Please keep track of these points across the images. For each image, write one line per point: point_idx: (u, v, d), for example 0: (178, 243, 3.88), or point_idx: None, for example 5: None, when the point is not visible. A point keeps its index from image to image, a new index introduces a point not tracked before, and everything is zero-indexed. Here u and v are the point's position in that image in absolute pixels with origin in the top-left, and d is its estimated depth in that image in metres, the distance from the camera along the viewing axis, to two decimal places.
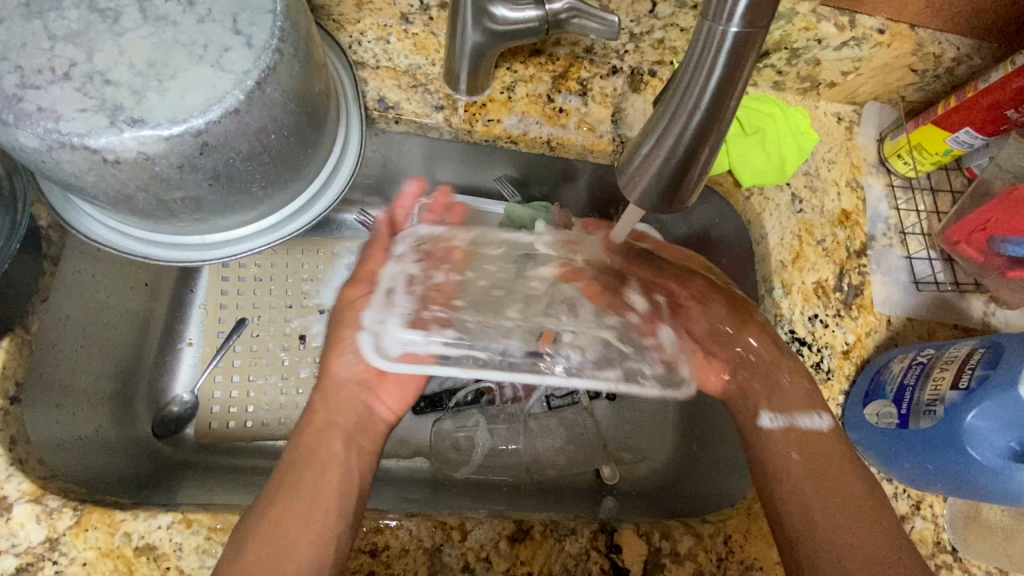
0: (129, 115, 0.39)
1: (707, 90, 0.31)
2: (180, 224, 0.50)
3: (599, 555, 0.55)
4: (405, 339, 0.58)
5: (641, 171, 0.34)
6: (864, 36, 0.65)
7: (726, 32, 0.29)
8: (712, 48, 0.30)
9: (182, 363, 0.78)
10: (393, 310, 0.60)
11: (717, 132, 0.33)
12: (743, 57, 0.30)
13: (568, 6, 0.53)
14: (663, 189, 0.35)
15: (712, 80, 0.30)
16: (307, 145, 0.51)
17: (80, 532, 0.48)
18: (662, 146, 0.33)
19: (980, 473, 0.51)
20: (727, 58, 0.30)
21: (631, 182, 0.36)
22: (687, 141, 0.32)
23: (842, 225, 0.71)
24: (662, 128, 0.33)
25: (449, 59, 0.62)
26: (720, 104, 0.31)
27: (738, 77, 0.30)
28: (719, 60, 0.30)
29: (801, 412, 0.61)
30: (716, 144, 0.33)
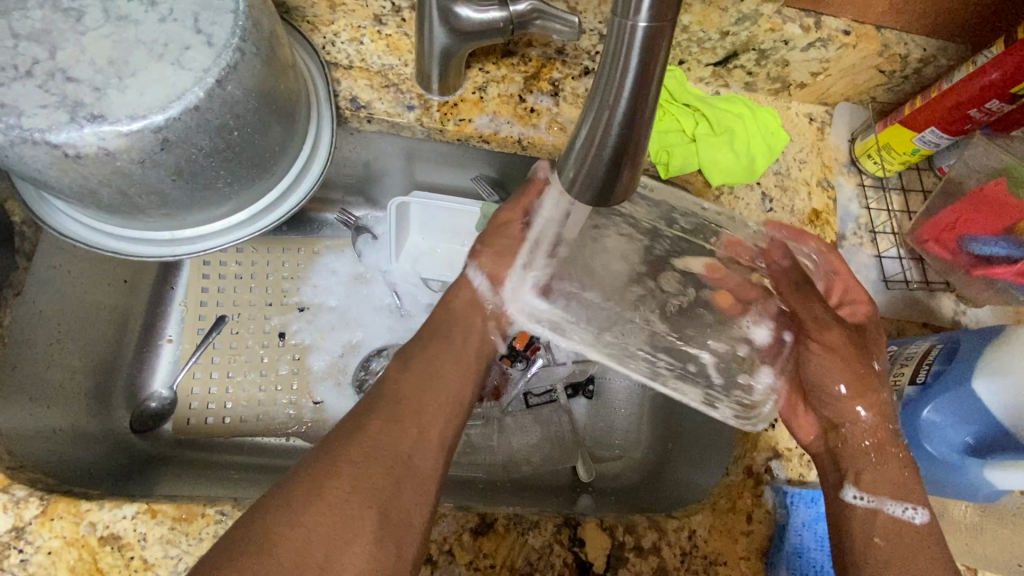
0: (89, 111, 0.40)
1: (626, 86, 0.31)
2: (149, 220, 0.51)
3: (562, 548, 0.56)
4: (534, 305, 0.60)
5: (578, 167, 0.36)
6: (830, 37, 0.66)
7: (635, 28, 0.30)
8: (626, 44, 0.30)
9: (161, 359, 0.79)
10: (532, 270, 0.61)
11: (643, 125, 0.33)
12: (656, 51, 0.30)
13: (531, 6, 0.54)
14: (600, 185, 0.36)
15: (628, 75, 0.31)
16: (274, 143, 0.52)
17: (46, 521, 0.49)
18: (594, 142, 0.34)
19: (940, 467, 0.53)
20: (641, 53, 0.30)
21: (571, 179, 0.37)
22: (615, 136, 0.33)
23: (813, 223, 0.71)
24: (591, 124, 0.34)
25: (420, 59, 0.63)
26: (641, 99, 0.32)
27: (655, 71, 0.31)
28: (633, 56, 0.30)
29: (898, 491, 0.51)
30: (645, 138, 0.34)
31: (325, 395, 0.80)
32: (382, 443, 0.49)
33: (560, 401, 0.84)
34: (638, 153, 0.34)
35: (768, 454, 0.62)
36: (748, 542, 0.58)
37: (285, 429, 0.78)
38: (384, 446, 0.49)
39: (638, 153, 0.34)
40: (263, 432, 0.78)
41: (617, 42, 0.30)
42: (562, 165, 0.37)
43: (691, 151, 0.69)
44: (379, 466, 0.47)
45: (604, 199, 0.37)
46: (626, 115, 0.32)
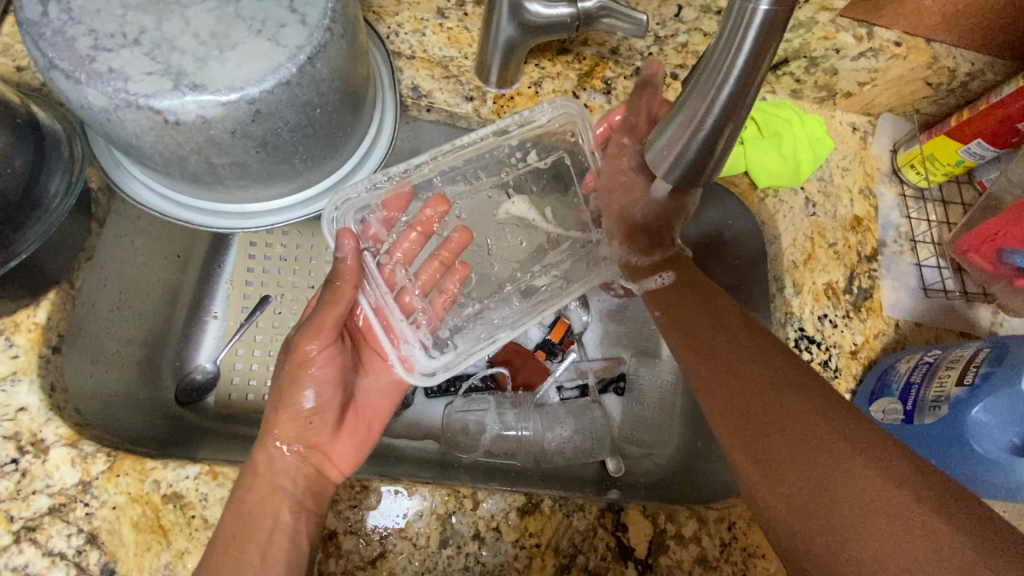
0: (192, 80, 0.42)
1: (732, 73, 0.35)
2: (225, 191, 0.53)
3: (605, 532, 0.57)
4: (436, 358, 0.62)
5: (671, 144, 0.42)
6: (880, 47, 0.68)
7: (754, 14, 0.33)
8: (743, 31, 0.33)
9: (206, 334, 0.80)
10: (411, 340, 0.62)
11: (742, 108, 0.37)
12: (769, 39, 0.33)
13: (599, 4, 0.56)
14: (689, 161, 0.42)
15: (740, 57, 0.34)
16: (347, 123, 0.54)
17: (112, 476, 0.50)
18: (692, 123, 0.39)
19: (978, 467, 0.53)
20: (753, 40, 0.33)
21: (661, 152, 0.43)
22: (714, 118, 0.38)
23: (854, 229, 0.73)
24: (692, 106, 0.38)
25: (482, 51, 0.65)
26: (744, 84, 0.36)
27: (762, 58, 0.34)
28: (747, 42, 0.33)
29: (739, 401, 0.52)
30: (739, 120, 0.38)
31: None
32: (265, 486, 0.52)
33: (593, 395, 0.85)
34: (730, 133, 0.39)
35: None
36: None
37: None
38: (261, 491, 0.52)
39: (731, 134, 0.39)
40: None
41: (733, 29, 0.33)
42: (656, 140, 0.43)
43: (737, 154, 0.71)
44: (255, 509, 0.51)
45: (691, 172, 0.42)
46: (729, 99, 0.36)
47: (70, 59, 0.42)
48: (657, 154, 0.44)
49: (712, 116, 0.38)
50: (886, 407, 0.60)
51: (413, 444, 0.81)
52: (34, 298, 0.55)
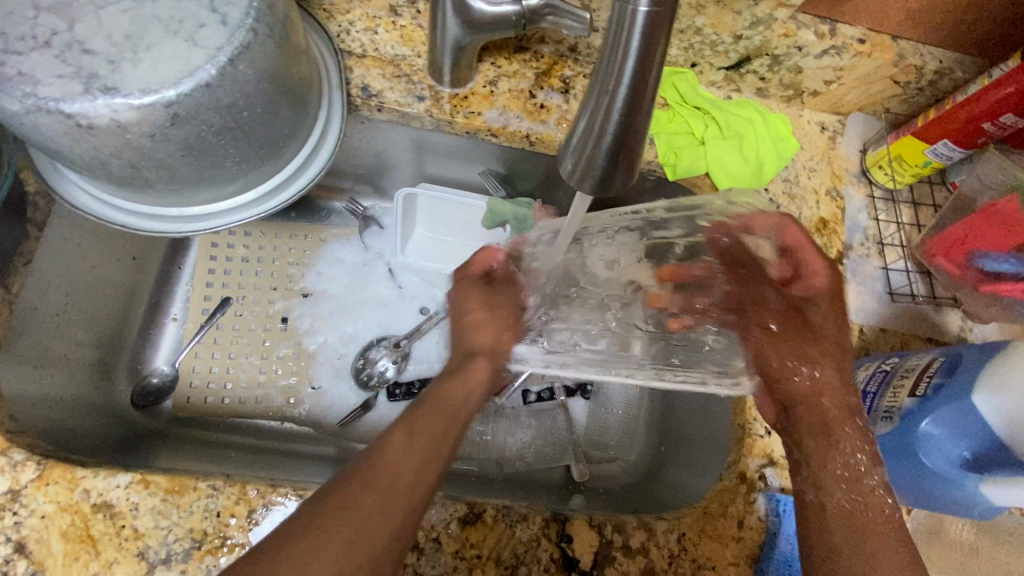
0: (103, 83, 0.41)
1: (626, 72, 0.32)
2: (159, 195, 0.51)
3: (549, 542, 0.56)
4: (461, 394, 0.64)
5: (576, 160, 0.36)
6: (844, 45, 0.66)
7: (635, 12, 0.31)
8: (629, 27, 0.31)
9: (165, 337, 0.80)
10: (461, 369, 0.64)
11: (643, 115, 0.34)
12: (656, 36, 0.32)
13: (543, 2, 0.54)
14: (601, 176, 0.36)
15: (630, 58, 0.32)
16: (285, 126, 0.53)
17: (41, 485, 0.50)
18: (593, 130, 0.35)
19: (914, 477, 0.52)
20: (641, 36, 0.31)
21: (569, 171, 0.37)
22: (615, 123, 0.34)
23: (819, 232, 0.71)
24: (592, 112, 0.34)
25: (432, 51, 0.64)
26: (640, 84, 0.33)
27: (653, 56, 0.32)
28: (632, 41, 0.32)
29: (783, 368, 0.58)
30: (644, 129, 0.35)
31: (324, 379, 0.81)
32: (387, 478, 0.45)
33: (560, 399, 0.84)
34: (638, 142, 0.35)
35: (762, 461, 0.62)
36: (738, 549, 0.58)
37: (283, 413, 0.79)
38: (377, 496, 0.44)
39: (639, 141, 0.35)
40: (270, 416, 0.79)
41: (620, 26, 0.32)
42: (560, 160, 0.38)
43: (699, 154, 0.70)
44: (366, 509, 0.43)
45: (604, 189, 0.37)
46: (627, 97, 0.33)
47: None
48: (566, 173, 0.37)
49: (614, 121, 0.34)
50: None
51: None
52: None
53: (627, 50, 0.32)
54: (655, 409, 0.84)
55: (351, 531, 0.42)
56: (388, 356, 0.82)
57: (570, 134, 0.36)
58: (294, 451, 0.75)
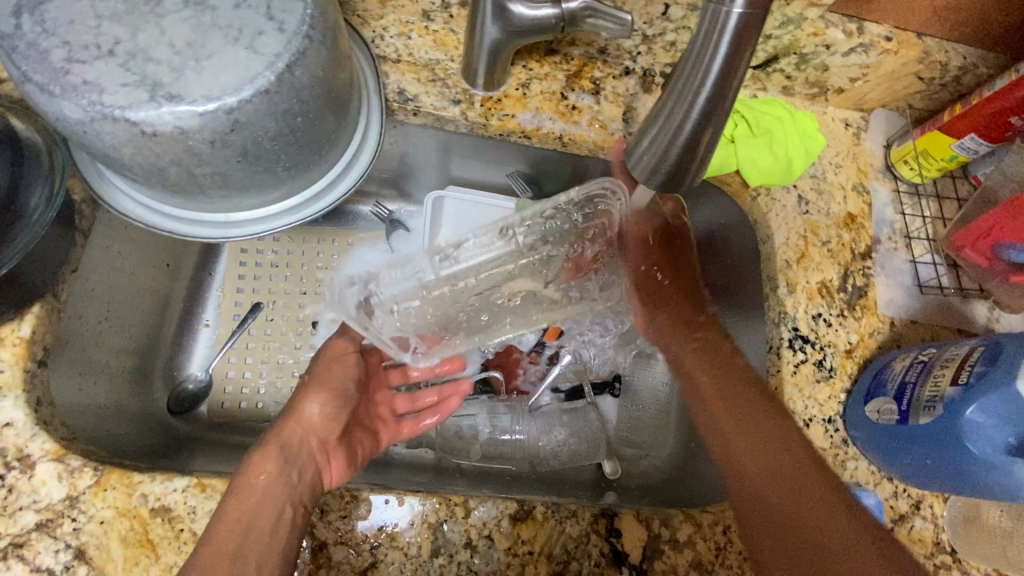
0: (168, 90, 0.42)
1: (709, 78, 0.34)
2: (209, 201, 0.52)
3: (598, 538, 0.56)
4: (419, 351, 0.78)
5: (650, 155, 0.39)
6: (871, 43, 0.67)
7: (729, 14, 0.31)
8: (718, 33, 0.32)
9: (198, 343, 0.80)
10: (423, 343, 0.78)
11: (721, 113, 0.36)
12: (743, 39, 0.32)
13: (583, 5, 0.55)
14: (671, 172, 0.39)
15: (716, 60, 0.33)
16: (332, 130, 0.53)
17: (99, 491, 0.50)
18: (671, 130, 0.37)
19: (959, 464, 0.53)
20: (730, 42, 0.32)
21: (640, 164, 0.40)
22: (691, 126, 0.36)
23: (847, 227, 0.72)
24: (670, 113, 0.37)
25: (467, 55, 0.65)
26: (721, 89, 0.35)
27: (737, 62, 0.34)
28: (721, 45, 0.33)
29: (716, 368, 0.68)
30: (717, 130, 0.37)
31: None
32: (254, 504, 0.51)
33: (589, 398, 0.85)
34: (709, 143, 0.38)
35: None
36: None
37: None
38: (241, 503, 0.51)
39: (707, 142, 0.37)
40: None
41: (709, 30, 0.33)
42: (633, 152, 0.41)
43: (728, 152, 0.71)
44: (242, 521, 0.49)
45: (674, 182, 0.40)
46: (710, 101, 0.35)
47: (44, 72, 0.41)
48: (639, 164, 0.41)
49: (693, 122, 0.36)
50: (889, 402, 0.59)
51: (408, 452, 0.81)
52: (18, 312, 0.55)
53: (712, 56, 0.33)
54: None
55: (242, 520, 0.50)
56: None
57: (646, 129, 0.39)
58: None
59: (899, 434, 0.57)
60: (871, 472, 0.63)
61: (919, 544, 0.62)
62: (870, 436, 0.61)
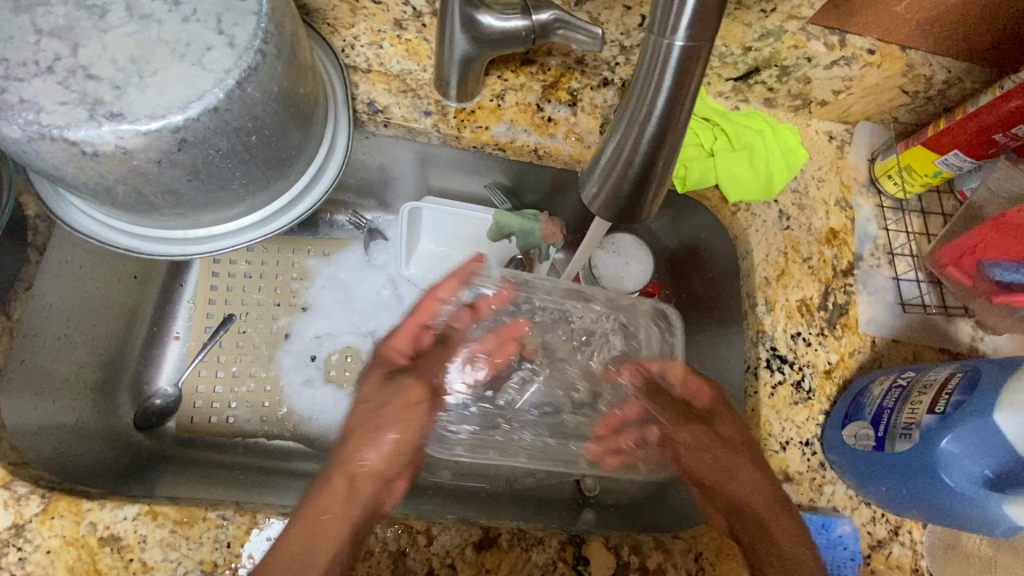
0: (109, 109, 0.40)
1: (656, 107, 0.32)
2: (162, 219, 0.50)
3: (566, 566, 0.55)
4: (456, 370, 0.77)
5: (599, 186, 0.37)
6: (854, 56, 0.65)
7: (672, 46, 0.30)
8: (665, 63, 0.31)
9: (167, 356, 0.78)
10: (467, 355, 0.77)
11: (672, 144, 0.34)
12: (692, 69, 0.31)
13: (554, 17, 0.54)
14: (623, 204, 0.37)
15: (662, 90, 0.32)
16: (293, 146, 0.52)
17: (47, 519, 0.48)
18: (620, 159, 0.35)
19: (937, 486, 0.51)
20: (675, 72, 0.31)
21: (593, 195, 0.37)
22: (640, 157, 0.34)
23: (830, 243, 0.70)
24: (619, 143, 0.34)
25: (439, 66, 0.63)
26: (671, 118, 0.33)
27: (687, 92, 0.32)
28: (667, 75, 0.31)
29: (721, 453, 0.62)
30: (669, 160, 0.35)
31: (326, 399, 0.80)
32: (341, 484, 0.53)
33: None
34: (661, 174, 0.35)
35: (779, 477, 0.62)
36: None
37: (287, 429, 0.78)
38: (332, 501, 0.51)
39: (664, 173, 0.35)
40: (277, 434, 0.78)
41: (657, 60, 0.31)
42: (585, 182, 0.38)
43: (708, 166, 0.69)
44: (320, 522, 0.50)
45: (625, 217, 0.37)
46: (656, 132, 0.33)
47: None
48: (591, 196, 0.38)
49: (641, 153, 0.34)
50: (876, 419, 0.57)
51: None
52: None
53: (659, 85, 0.32)
54: None
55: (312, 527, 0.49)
56: None
57: (595, 160, 0.36)
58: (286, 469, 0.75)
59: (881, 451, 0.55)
60: (848, 497, 0.62)
61: (896, 572, 0.60)
62: (847, 462, 0.59)
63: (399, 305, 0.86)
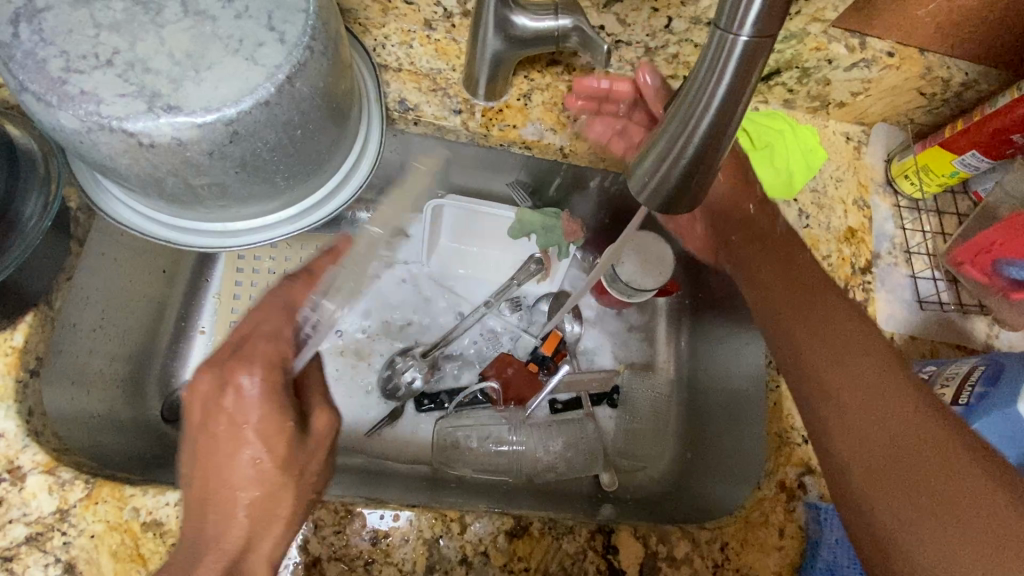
0: (165, 101, 0.41)
1: (713, 103, 0.34)
2: (205, 209, 0.51)
3: (595, 555, 0.56)
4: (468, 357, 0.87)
5: (648, 177, 0.38)
6: (874, 58, 0.67)
7: (736, 40, 0.31)
8: (725, 58, 0.32)
9: (192, 350, 0.79)
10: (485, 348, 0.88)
11: (724, 137, 0.35)
12: (753, 65, 0.32)
13: (573, 25, 0.56)
14: (670, 195, 0.39)
15: (721, 83, 0.33)
16: (333, 142, 0.53)
17: (90, 505, 0.49)
18: (671, 152, 0.36)
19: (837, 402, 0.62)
20: (736, 67, 0.32)
21: (640, 185, 0.39)
22: (693, 151, 0.36)
23: (848, 241, 0.72)
24: (673, 136, 0.36)
25: (469, 65, 0.64)
26: (727, 113, 0.34)
27: (743, 86, 0.33)
28: (728, 70, 0.32)
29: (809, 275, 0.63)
30: (719, 154, 0.36)
31: (355, 396, 0.83)
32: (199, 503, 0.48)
33: (587, 409, 0.84)
34: (711, 164, 0.37)
35: (802, 469, 0.63)
36: (780, 557, 0.59)
37: None
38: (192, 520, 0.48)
39: (711, 168, 0.37)
40: None
41: (717, 54, 0.32)
42: (633, 170, 0.40)
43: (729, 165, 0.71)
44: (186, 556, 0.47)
45: (671, 206, 0.39)
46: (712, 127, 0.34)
47: (41, 82, 0.40)
48: (637, 185, 0.39)
49: (694, 145, 0.36)
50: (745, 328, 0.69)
51: (403, 463, 0.81)
52: (10, 322, 0.54)
53: (718, 82, 0.33)
54: (683, 418, 0.86)
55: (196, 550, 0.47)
56: (416, 366, 0.83)
57: (646, 151, 0.38)
58: None
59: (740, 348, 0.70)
60: None
61: None
62: None
63: (420, 301, 0.88)
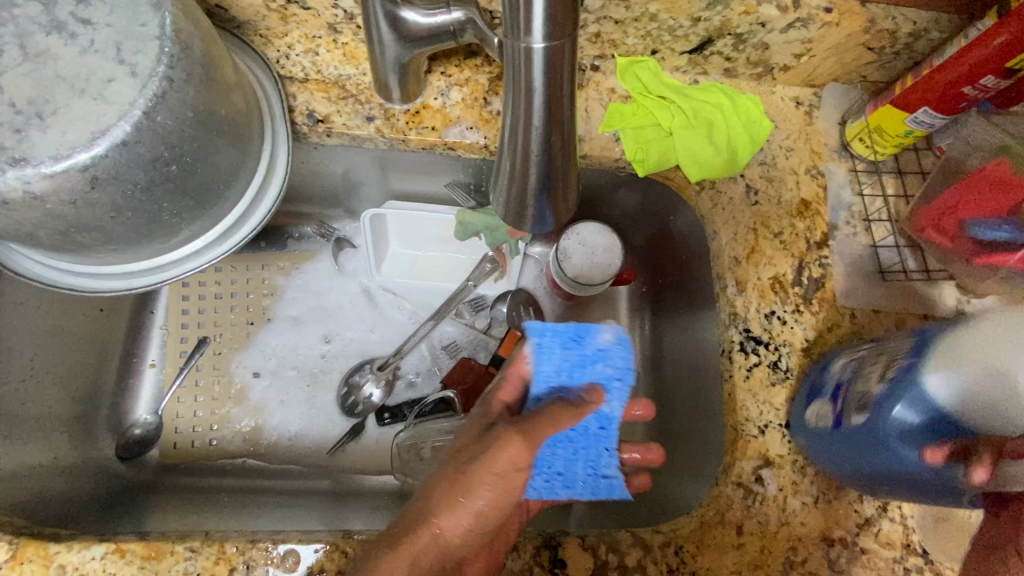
0: (10, 154, 0.39)
1: (535, 109, 0.37)
2: (99, 255, 0.48)
3: (543, 570, 0.55)
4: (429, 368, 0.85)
5: (513, 182, 0.43)
6: (810, 16, 0.61)
7: (532, 48, 0.34)
8: (529, 65, 0.34)
9: (143, 383, 0.80)
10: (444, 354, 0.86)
11: (560, 135, 0.39)
12: (558, 63, 0.35)
13: (465, 17, 0.50)
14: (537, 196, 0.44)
15: (535, 92, 0.36)
16: (227, 170, 0.50)
17: (16, 565, 0.49)
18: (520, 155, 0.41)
19: (610, 471, 0.57)
20: (542, 70, 0.35)
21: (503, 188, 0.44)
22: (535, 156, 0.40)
23: (801, 215, 0.68)
24: (513, 143, 0.40)
25: (375, 71, 0.61)
26: (550, 114, 0.37)
27: (562, 85, 0.36)
28: (534, 75, 0.35)
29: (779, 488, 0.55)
30: (563, 152, 0.41)
31: (311, 418, 0.81)
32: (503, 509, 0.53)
33: None
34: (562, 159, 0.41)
35: (759, 462, 0.60)
36: (739, 556, 0.57)
37: (272, 447, 0.80)
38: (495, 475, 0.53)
39: (560, 163, 0.41)
40: (249, 453, 0.79)
41: (522, 63, 0.34)
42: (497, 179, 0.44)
43: (667, 146, 0.67)
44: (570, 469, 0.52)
45: (544, 206, 0.44)
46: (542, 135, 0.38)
47: None
48: (504, 195, 0.45)
49: (535, 151, 0.40)
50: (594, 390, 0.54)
51: (369, 478, 0.80)
52: None
53: (529, 86, 0.35)
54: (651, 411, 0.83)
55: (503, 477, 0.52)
56: (373, 380, 0.81)
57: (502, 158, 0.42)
58: (263, 488, 0.77)
59: (588, 428, 0.56)
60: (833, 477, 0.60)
61: (887, 549, 0.58)
62: (815, 444, 0.57)
63: (374, 313, 0.86)
